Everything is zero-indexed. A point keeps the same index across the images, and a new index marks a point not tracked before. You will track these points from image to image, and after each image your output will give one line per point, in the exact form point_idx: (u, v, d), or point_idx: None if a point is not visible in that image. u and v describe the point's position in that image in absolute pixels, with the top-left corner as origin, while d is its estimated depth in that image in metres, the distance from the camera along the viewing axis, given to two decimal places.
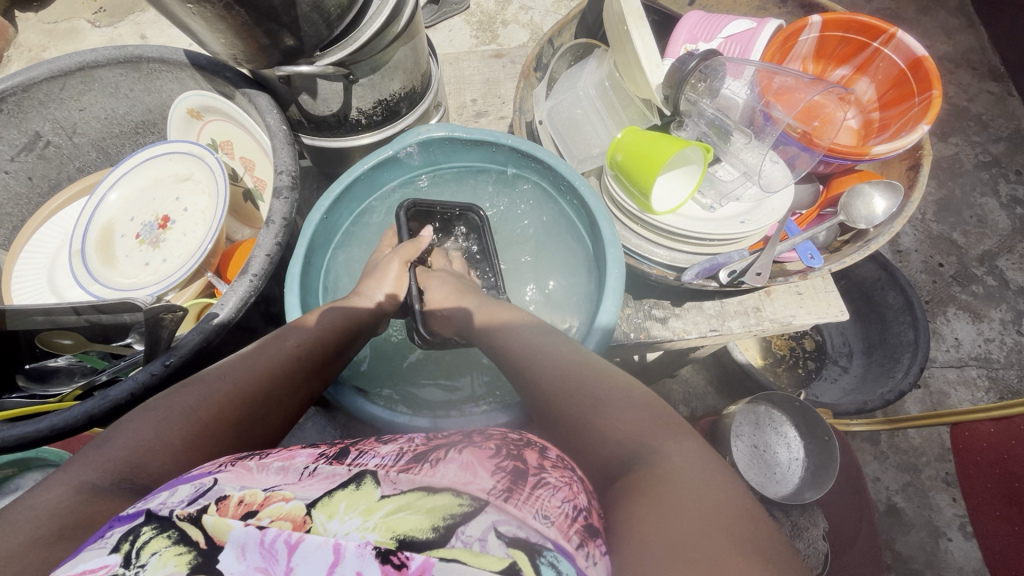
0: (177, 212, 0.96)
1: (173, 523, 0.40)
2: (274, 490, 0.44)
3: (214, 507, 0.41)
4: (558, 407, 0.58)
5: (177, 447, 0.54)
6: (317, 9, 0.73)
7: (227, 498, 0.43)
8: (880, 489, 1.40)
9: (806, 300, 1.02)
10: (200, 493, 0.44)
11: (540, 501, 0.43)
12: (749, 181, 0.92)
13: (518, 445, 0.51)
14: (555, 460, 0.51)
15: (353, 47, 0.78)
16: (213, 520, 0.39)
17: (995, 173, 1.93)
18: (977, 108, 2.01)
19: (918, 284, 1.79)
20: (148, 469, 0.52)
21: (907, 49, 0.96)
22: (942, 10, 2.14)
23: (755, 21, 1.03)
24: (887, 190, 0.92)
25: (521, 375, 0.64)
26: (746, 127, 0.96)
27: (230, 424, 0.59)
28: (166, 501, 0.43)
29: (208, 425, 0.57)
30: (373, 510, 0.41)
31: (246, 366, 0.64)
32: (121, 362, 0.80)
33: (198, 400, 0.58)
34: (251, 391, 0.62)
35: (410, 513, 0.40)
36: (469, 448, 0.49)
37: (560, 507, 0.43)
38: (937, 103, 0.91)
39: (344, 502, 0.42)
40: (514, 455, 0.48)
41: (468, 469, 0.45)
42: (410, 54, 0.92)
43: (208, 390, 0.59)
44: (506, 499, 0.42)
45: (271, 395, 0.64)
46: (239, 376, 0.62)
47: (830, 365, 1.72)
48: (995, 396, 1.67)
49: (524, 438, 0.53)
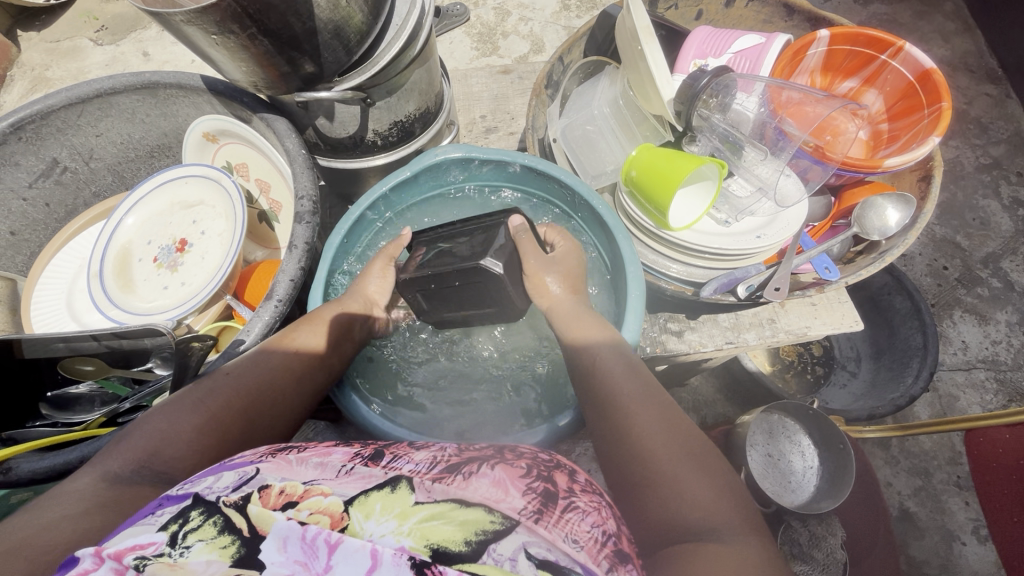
0: (194, 234, 0.97)
1: (219, 509, 0.41)
2: (314, 484, 0.44)
3: (259, 496, 0.42)
4: (629, 441, 0.59)
5: (190, 437, 0.56)
6: (337, 36, 0.73)
7: (269, 487, 0.43)
8: (893, 494, 1.40)
9: (820, 311, 1.03)
10: (245, 482, 0.45)
11: (570, 525, 0.42)
12: (764, 196, 0.93)
13: (548, 467, 0.51)
14: (585, 485, 0.50)
15: (372, 72, 0.79)
16: (258, 510, 0.40)
17: (996, 175, 1.95)
18: (976, 112, 2.02)
19: (924, 287, 1.80)
20: (165, 456, 0.54)
21: (915, 61, 0.97)
22: (938, 15, 2.16)
23: (763, 36, 1.04)
24: (900, 202, 0.93)
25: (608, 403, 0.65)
26: (758, 142, 0.97)
27: (239, 415, 0.60)
28: (212, 486, 0.44)
29: (218, 414, 0.59)
30: (407, 515, 0.41)
31: (254, 363, 0.66)
32: (144, 389, 0.81)
33: (207, 393, 0.60)
34: (257, 379, 0.64)
35: (443, 523, 0.40)
36: (501, 465, 0.48)
37: (590, 532, 0.43)
38: (947, 115, 0.92)
39: (380, 504, 0.42)
40: (545, 477, 0.48)
41: (501, 486, 0.45)
42: (424, 76, 0.93)
43: (215, 384, 0.61)
44: (537, 521, 0.42)
45: (277, 388, 0.65)
46: (245, 372, 0.64)
47: (839, 370, 1.73)
48: (1003, 399, 1.68)
49: (554, 460, 0.53)
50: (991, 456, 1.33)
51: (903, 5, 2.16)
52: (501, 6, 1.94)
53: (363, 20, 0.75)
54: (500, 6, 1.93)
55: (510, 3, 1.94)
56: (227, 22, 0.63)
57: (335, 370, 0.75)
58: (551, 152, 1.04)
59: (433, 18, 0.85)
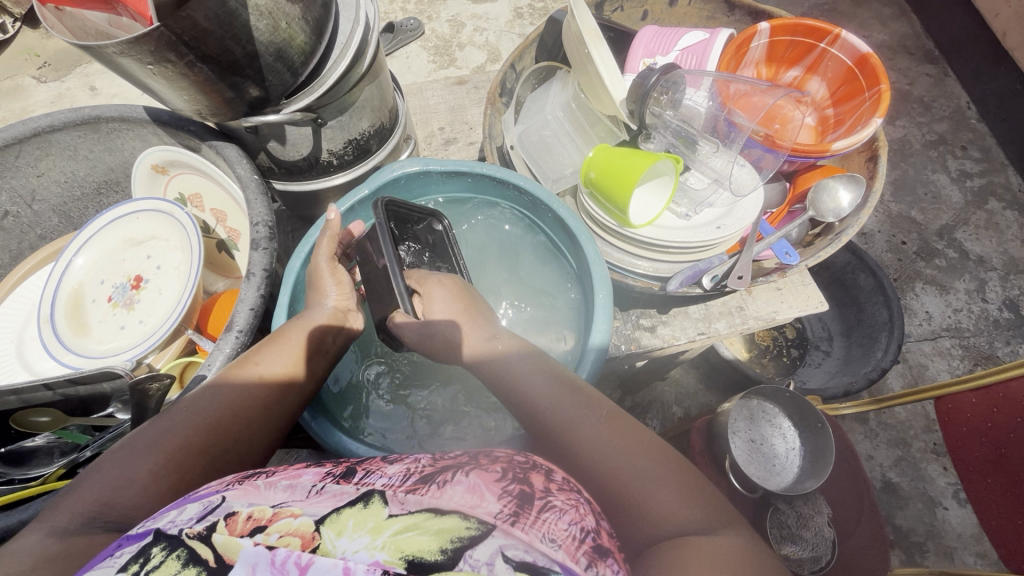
0: (150, 270, 0.94)
1: (182, 542, 0.40)
2: (282, 506, 0.43)
3: (224, 525, 0.41)
4: (585, 452, 0.55)
5: (144, 482, 0.53)
6: (281, 58, 0.72)
7: (235, 513, 0.42)
8: (874, 466, 1.43)
9: (786, 294, 1.05)
10: (210, 511, 0.44)
11: (547, 524, 0.41)
12: (720, 187, 0.95)
13: (523, 469, 0.49)
14: (562, 484, 0.49)
15: (320, 91, 0.78)
16: (223, 539, 0.39)
17: (943, 150, 2.03)
18: (918, 91, 2.11)
19: (886, 263, 1.86)
20: (119, 506, 0.51)
21: (853, 47, 1.01)
22: (875, 2, 2.26)
23: (707, 32, 1.06)
24: (851, 183, 0.95)
25: (536, 421, 0.60)
26: (710, 135, 1.00)
27: (196, 453, 0.57)
28: (175, 519, 0.43)
29: (173, 454, 0.56)
30: (382, 528, 0.40)
31: (213, 397, 0.62)
32: (104, 435, 0.78)
33: (159, 434, 0.57)
34: (215, 414, 0.61)
35: (418, 533, 0.39)
36: (476, 470, 0.47)
37: (567, 530, 0.42)
38: (886, 97, 0.95)
39: (352, 520, 0.41)
40: (519, 479, 0.47)
41: (476, 491, 0.43)
42: (376, 92, 0.92)
43: (170, 423, 0.58)
44: (513, 522, 0.40)
45: (240, 416, 0.62)
46: (203, 403, 0.61)
47: (813, 350, 1.77)
48: (970, 363, 1.74)
49: (530, 460, 0.51)
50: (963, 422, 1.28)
51: None
52: (454, 18, 1.94)
53: (306, 40, 0.74)
54: (453, 18, 1.94)
55: (463, 14, 1.95)
56: (164, 51, 0.62)
57: (307, 391, 0.71)
58: (510, 159, 1.03)
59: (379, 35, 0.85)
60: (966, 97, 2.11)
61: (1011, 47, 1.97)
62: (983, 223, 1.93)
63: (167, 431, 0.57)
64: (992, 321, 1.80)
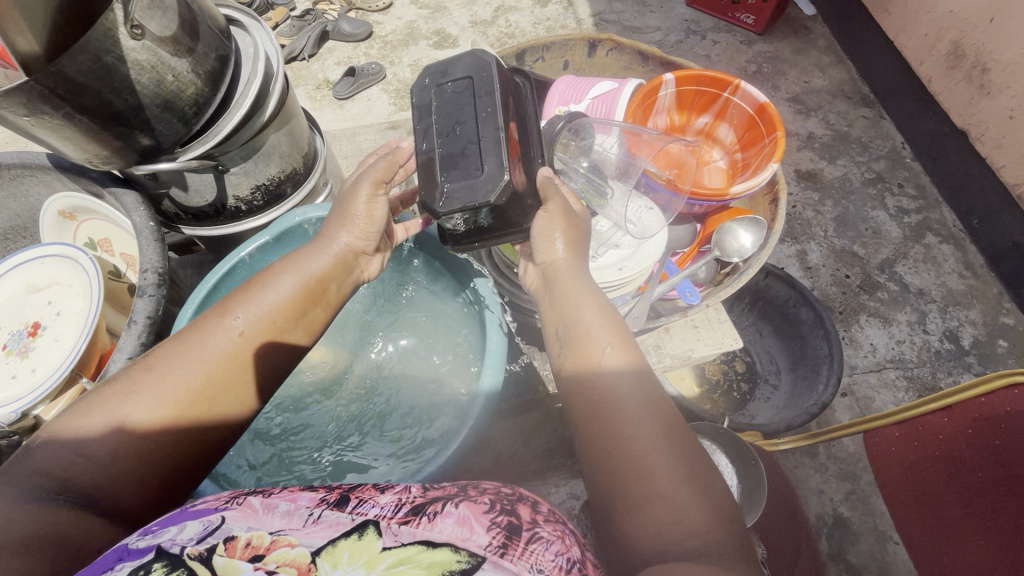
0: (48, 317, 0.92)
1: (183, 562, 0.48)
2: (280, 534, 0.52)
3: (225, 548, 0.50)
4: (626, 458, 0.65)
5: (102, 465, 0.66)
6: (168, 108, 0.85)
7: (236, 537, 0.52)
8: (825, 502, 1.44)
9: (702, 332, 1.07)
10: (210, 531, 0.53)
11: (535, 556, 0.52)
12: (622, 230, 0.98)
13: (511, 501, 0.60)
14: (546, 514, 0.61)
15: (211, 141, 0.86)
16: (225, 562, 0.48)
17: (881, 188, 2.24)
18: (857, 131, 2.41)
19: (831, 297, 1.97)
20: (78, 482, 0.64)
21: (752, 97, 1.07)
22: (795, 68, 2.66)
23: (616, 82, 1.11)
24: (752, 225, 1.00)
25: (587, 409, 0.71)
26: (621, 180, 1.02)
27: (166, 433, 0.70)
28: (176, 536, 0.52)
29: (140, 435, 0.68)
30: (376, 562, 0.48)
31: (195, 361, 0.74)
32: None
33: (122, 403, 0.69)
34: (186, 384, 0.72)
35: (410, 567, 0.48)
36: (465, 503, 0.57)
37: (555, 560, 0.52)
38: (782, 143, 1.01)
39: (347, 553, 0.50)
40: (508, 511, 0.58)
41: (465, 525, 0.53)
42: (284, 138, 1.00)
43: (136, 400, 0.69)
44: (502, 555, 0.50)
45: (211, 385, 0.74)
46: (181, 367, 0.73)
47: (762, 384, 1.82)
48: (914, 394, 1.79)
49: (517, 492, 0.63)
50: (890, 458, 1.28)
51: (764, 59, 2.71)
52: None
53: (194, 94, 0.88)
54: None
55: None
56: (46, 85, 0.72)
57: (282, 357, 0.83)
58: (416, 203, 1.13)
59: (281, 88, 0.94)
60: (900, 137, 2.40)
61: (934, 92, 2.25)
62: (921, 256, 2.08)
63: (150, 417, 0.69)
64: (933, 352, 1.87)
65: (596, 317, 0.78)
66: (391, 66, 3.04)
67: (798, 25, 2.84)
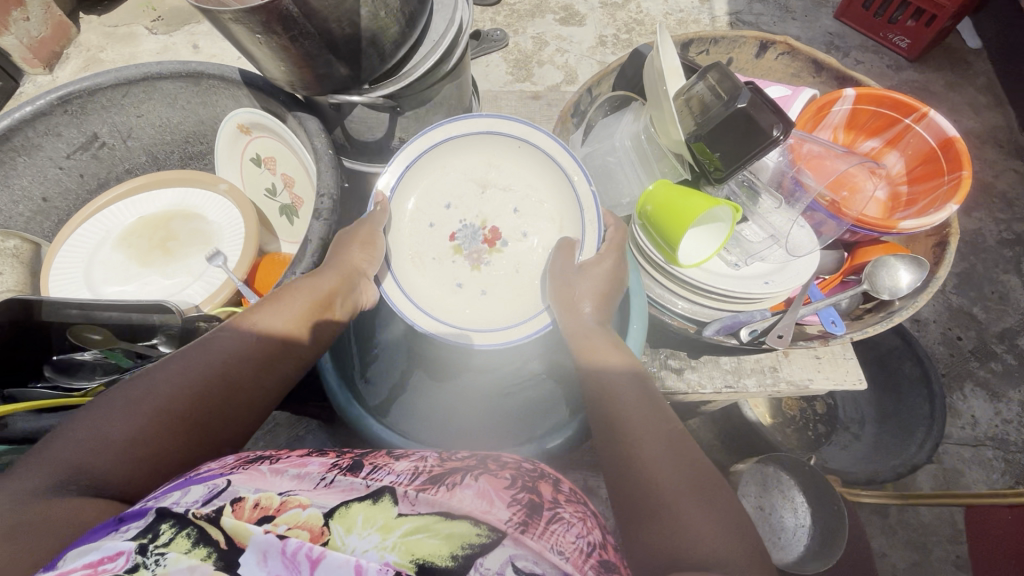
0: (184, 236, 1.29)
1: (190, 523, 0.54)
2: (290, 496, 0.58)
3: (231, 510, 0.55)
4: (626, 445, 0.80)
5: (122, 448, 0.71)
6: (377, 47, 1.03)
7: (242, 499, 0.57)
8: (886, 565, 1.58)
9: (824, 365, 1.23)
10: (214, 494, 0.58)
11: (555, 538, 0.58)
12: (776, 243, 1.13)
13: (535, 479, 0.71)
14: (568, 496, 0.71)
15: (404, 85, 1.12)
16: (234, 524, 0.53)
17: (1018, 252, 2.05)
18: (1002, 186, 2.17)
19: (937, 356, 1.88)
20: (91, 471, 0.69)
21: (938, 129, 1.18)
22: (970, 88, 2.39)
23: (791, 90, 1.30)
24: (913, 265, 1.10)
25: (600, 414, 0.87)
26: (775, 190, 1.19)
27: (175, 415, 0.75)
28: (181, 499, 0.58)
29: (162, 411, 0.75)
30: (390, 529, 0.55)
31: (202, 352, 0.82)
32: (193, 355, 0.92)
33: (148, 395, 0.75)
34: (192, 380, 0.79)
35: (428, 537, 0.54)
36: (486, 478, 0.66)
37: (575, 545, 0.59)
38: (965, 183, 1.10)
39: (360, 518, 0.56)
40: (531, 490, 0.67)
41: (485, 498, 0.61)
42: (455, 91, 1.31)
43: (148, 384, 0.76)
44: (522, 533, 0.57)
45: (230, 380, 0.82)
46: (169, 374, 0.78)
47: (841, 430, 1.80)
48: (1010, 479, 1.72)
49: (537, 472, 0.74)
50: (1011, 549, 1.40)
51: (936, 75, 2.42)
52: None
53: (398, 35, 1.05)
54: None
55: None
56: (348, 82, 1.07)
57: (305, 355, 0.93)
58: None
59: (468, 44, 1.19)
60: None
61: None
62: None
63: (159, 388, 0.76)
64: None
65: (608, 346, 0.97)
66: (514, 35, 2.74)
67: (956, 57, 2.47)
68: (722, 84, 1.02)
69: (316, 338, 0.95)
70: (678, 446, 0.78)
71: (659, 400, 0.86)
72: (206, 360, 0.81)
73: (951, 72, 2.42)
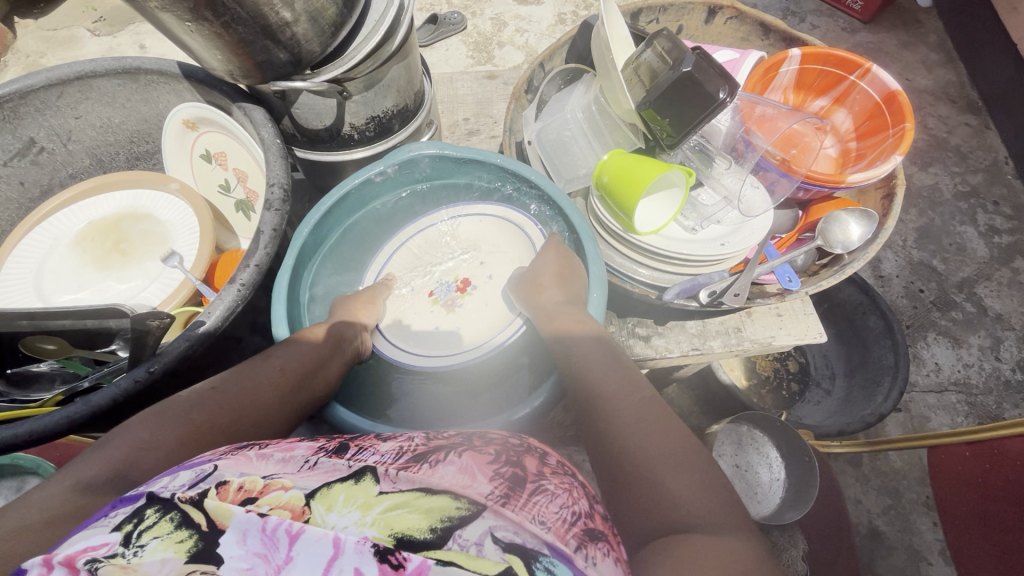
0: (137, 236, 1.26)
1: (176, 506, 0.53)
2: (272, 479, 0.58)
3: (214, 491, 0.54)
4: (603, 419, 0.83)
5: (173, 448, 0.79)
6: (314, 25, 1.00)
7: (227, 482, 0.57)
8: (862, 512, 1.64)
9: (785, 321, 1.26)
10: (201, 478, 0.58)
11: (537, 507, 0.58)
12: (731, 205, 1.17)
13: (522, 450, 0.72)
14: (554, 467, 0.72)
15: (344, 66, 1.09)
16: (215, 505, 0.51)
17: (973, 203, 2.12)
18: (955, 140, 2.23)
19: (900, 308, 1.95)
20: (139, 466, 0.75)
21: (881, 84, 1.21)
22: (922, 46, 2.43)
23: (737, 53, 1.33)
24: (863, 217, 1.14)
25: (578, 392, 0.90)
26: (728, 154, 1.24)
27: (214, 424, 0.84)
28: (168, 484, 0.57)
29: (197, 426, 0.83)
30: (371, 504, 0.54)
31: (240, 381, 0.93)
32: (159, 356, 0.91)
33: (187, 407, 0.84)
34: (237, 399, 0.90)
35: (408, 511, 0.53)
36: (469, 453, 0.67)
37: (558, 513, 0.59)
38: (908, 134, 1.13)
39: (341, 495, 0.55)
40: (514, 462, 0.67)
41: (468, 471, 0.62)
42: (404, 73, 1.29)
43: (194, 402, 0.85)
44: (504, 505, 0.57)
45: (259, 403, 0.92)
46: (214, 398, 0.87)
47: (813, 387, 1.85)
48: (974, 421, 1.80)
49: (526, 445, 0.75)
50: (977, 483, 1.48)
51: (888, 34, 2.46)
52: None
53: (336, 15, 1.03)
54: None
55: None
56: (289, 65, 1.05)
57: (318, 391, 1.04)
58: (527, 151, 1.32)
59: (411, 21, 1.17)
60: (1004, 152, 2.22)
61: None
62: (1006, 280, 2.00)
63: (204, 403, 0.86)
64: (1002, 381, 1.85)
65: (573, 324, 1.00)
66: (472, 18, 2.70)
67: (907, 17, 2.50)
68: (666, 54, 1.07)
69: (327, 380, 1.05)
70: (655, 415, 0.81)
71: (632, 375, 0.89)
72: (243, 389, 0.92)
73: (903, 31, 2.46)
